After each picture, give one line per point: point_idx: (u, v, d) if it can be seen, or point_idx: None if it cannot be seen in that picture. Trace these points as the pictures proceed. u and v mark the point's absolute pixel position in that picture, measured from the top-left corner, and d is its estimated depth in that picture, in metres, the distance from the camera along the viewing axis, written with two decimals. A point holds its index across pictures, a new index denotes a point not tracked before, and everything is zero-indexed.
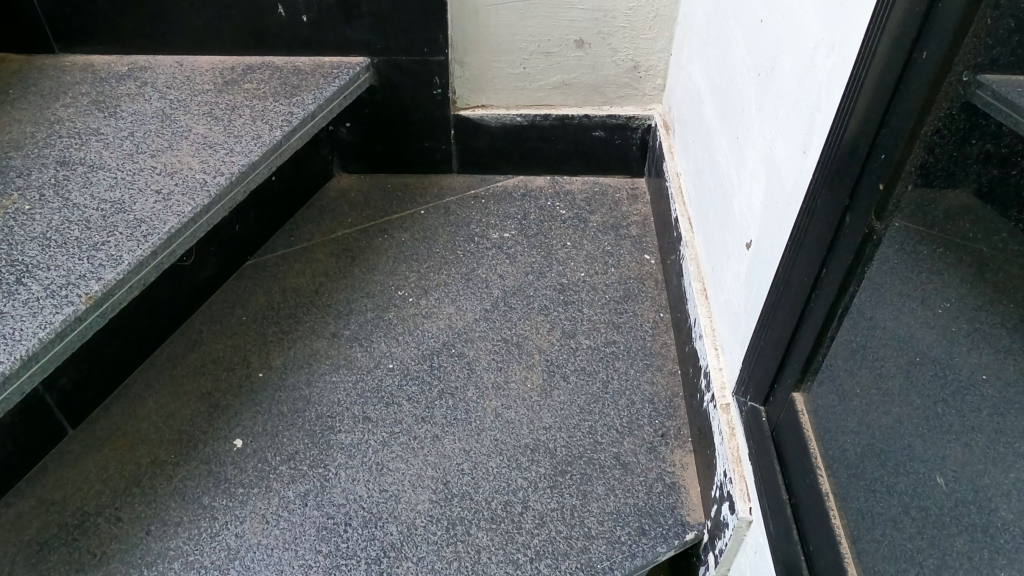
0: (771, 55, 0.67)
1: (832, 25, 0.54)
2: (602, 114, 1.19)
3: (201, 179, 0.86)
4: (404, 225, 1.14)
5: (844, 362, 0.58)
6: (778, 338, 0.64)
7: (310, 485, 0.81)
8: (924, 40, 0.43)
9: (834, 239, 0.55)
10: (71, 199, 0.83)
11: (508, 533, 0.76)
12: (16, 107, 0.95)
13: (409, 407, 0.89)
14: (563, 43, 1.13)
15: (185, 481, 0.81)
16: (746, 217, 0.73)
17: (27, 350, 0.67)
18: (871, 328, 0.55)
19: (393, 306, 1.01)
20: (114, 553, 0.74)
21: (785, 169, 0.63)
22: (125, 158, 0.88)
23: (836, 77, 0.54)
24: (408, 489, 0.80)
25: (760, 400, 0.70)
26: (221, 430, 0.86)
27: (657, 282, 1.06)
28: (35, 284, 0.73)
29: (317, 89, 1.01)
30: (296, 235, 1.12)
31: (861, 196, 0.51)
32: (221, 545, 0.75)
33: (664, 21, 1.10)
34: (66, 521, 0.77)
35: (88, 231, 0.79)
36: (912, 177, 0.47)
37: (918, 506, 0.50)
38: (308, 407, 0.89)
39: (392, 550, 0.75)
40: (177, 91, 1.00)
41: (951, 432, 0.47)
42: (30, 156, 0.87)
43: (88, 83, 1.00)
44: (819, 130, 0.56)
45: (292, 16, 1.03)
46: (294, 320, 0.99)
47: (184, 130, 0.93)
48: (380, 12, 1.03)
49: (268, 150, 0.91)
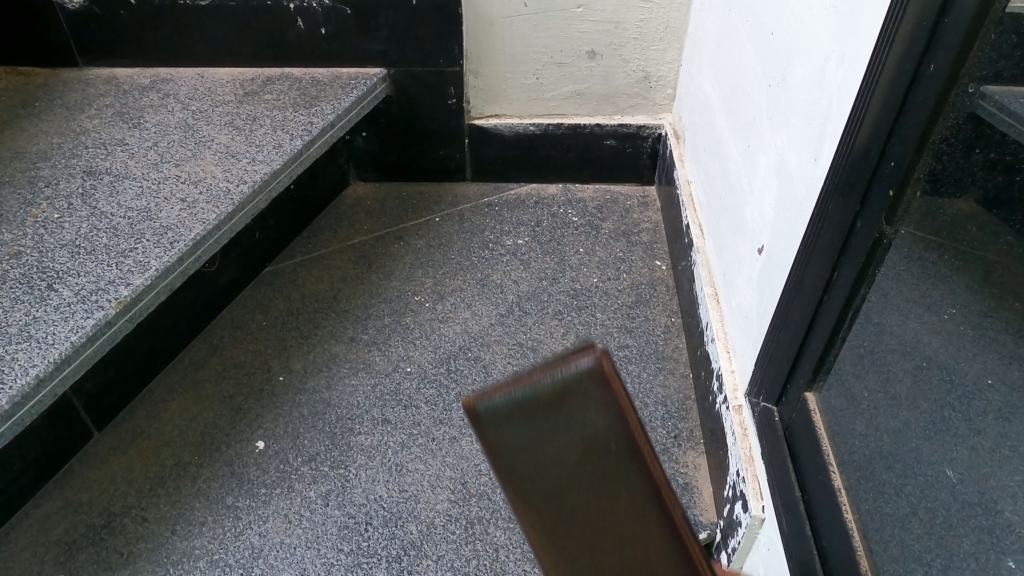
0: (782, 65, 0.69)
1: (843, 37, 0.56)
2: (613, 123, 1.22)
3: (225, 188, 0.88)
4: (419, 232, 1.17)
5: (852, 366, 0.61)
6: (791, 340, 0.66)
7: (331, 485, 0.83)
8: (931, 55, 0.46)
9: (845, 243, 0.57)
10: (98, 207, 0.85)
11: (525, 532, 0.78)
12: (43, 119, 0.97)
13: (427, 409, 0.91)
14: (575, 53, 1.15)
15: (208, 481, 0.83)
16: (758, 222, 0.75)
17: (60, 354, 0.69)
18: (880, 333, 0.57)
19: (411, 311, 1.03)
20: (140, 552, 0.76)
21: (797, 176, 0.65)
22: (150, 168, 0.91)
23: (847, 88, 0.56)
24: (427, 489, 0.82)
25: (772, 401, 0.72)
26: (243, 432, 0.88)
27: (668, 288, 1.08)
28: (66, 290, 0.75)
29: (337, 99, 1.03)
30: (313, 242, 1.15)
31: (872, 201, 0.54)
32: (245, 543, 0.77)
33: (674, 33, 1.12)
34: (93, 521, 0.79)
35: (116, 238, 0.81)
36: (921, 183, 0.49)
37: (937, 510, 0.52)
38: (329, 410, 0.91)
39: (412, 548, 0.77)
40: (199, 102, 1.03)
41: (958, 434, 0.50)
42: (58, 166, 0.90)
43: (112, 95, 1.03)
44: (830, 138, 0.58)
45: (311, 28, 1.05)
46: (313, 324, 1.01)
47: (207, 139, 0.96)
48: (396, 24, 1.06)
49: (289, 159, 0.94)
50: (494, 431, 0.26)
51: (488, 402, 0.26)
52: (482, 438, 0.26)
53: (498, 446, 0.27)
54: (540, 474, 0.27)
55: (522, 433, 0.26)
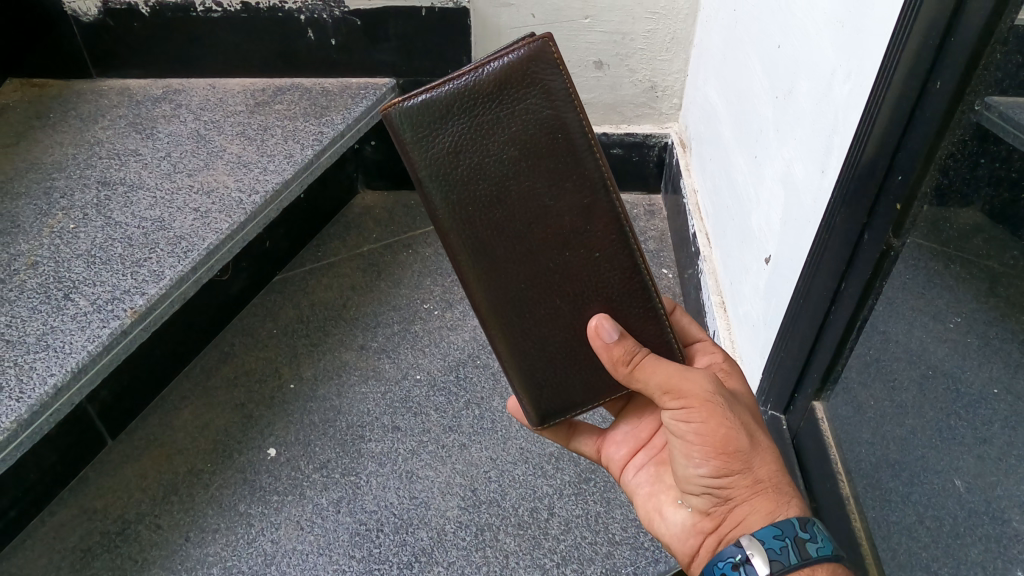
0: (789, 78, 0.70)
1: (849, 52, 0.57)
2: (620, 132, 1.22)
3: (237, 198, 0.90)
4: (428, 240, 1.18)
5: (859, 375, 0.65)
6: (798, 348, 0.67)
7: (342, 492, 0.84)
8: (937, 72, 0.47)
9: (853, 254, 0.58)
10: (113, 217, 0.86)
11: (535, 539, 0.79)
12: (57, 130, 0.99)
13: (437, 416, 0.92)
14: (582, 64, 1.16)
15: (221, 488, 0.84)
16: (765, 232, 0.76)
17: (78, 362, 0.70)
18: (886, 340, 0.62)
19: (419, 319, 1.04)
20: (154, 559, 0.77)
21: (803, 188, 0.66)
22: (163, 178, 0.92)
23: (853, 102, 0.57)
24: (437, 496, 0.83)
25: (780, 409, 0.73)
26: (254, 440, 0.89)
27: (675, 295, 1.08)
28: (83, 300, 0.76)
29: (347, 109, 1.05)
30: (323, 250, 1.16)
31: (880, 214, 0.55)
32: (258, 550, 0.78)
33: (680, 44, 1.13)
34: (107, 528, 0.80)
35: (131, 248, 0.82)
36: (927, 198, 0.52)
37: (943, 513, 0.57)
38: (339, 417, 0.92)
39: (423, 555, 0.78)
40: (211, 113, 1.04)
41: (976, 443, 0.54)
42: (72, 177, 0.91)
43: (125, 106, 1.04)
44: (837, 151, 0.59)
45: (321, 39, 1.07)
46: (323, 332, 1.02)
47: (219, 149, 0.97)
48: (405, 35, 1.07)
49: (300, 169, 0.95)
50: (407, 122, 0.50)
51: (403, 105, 0.50)
52: (401, 132, 0.51)
53: (438, 133, 0.50)
54: (462, 155, 0.50)
55: (457, 127, 0.50)
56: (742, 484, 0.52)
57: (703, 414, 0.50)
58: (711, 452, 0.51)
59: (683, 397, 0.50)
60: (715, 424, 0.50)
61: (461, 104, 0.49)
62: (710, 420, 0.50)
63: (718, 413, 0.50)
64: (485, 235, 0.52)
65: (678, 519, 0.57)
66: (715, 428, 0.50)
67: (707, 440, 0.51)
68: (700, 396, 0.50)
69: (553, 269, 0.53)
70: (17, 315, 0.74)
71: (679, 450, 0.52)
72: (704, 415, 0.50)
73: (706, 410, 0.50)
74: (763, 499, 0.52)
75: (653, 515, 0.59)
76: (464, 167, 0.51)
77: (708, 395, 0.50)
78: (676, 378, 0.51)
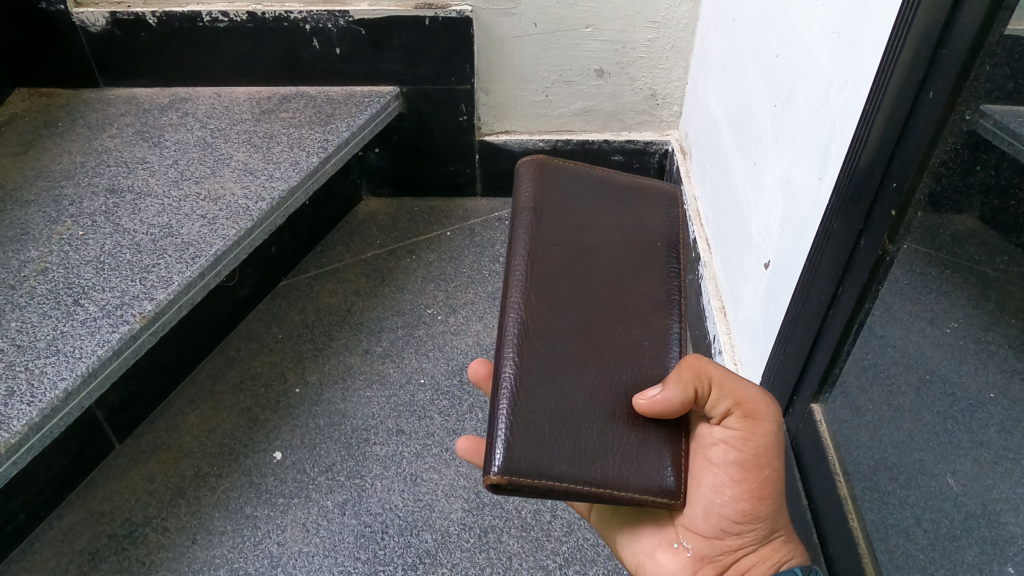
0: (787, 87, 0.71)
1: (845, 63, 0.59)
2: (621, 139, 1.24)
3: (244, 205, 0.91)
4: (430, 246, 1.19)
5: (857, 380, 0.67)
6: (797, 353, 0.68)
7: (347, 495, 0.85)
8: (930, 83, 0.49)
9: (849, 260, 0.59)
10: (121, 224, 0.87)
11: (537, 540, 0.80)
12: (65, 139, 1.00)
13: (440, 420, 0.93)
14: (583, 72, 1.17)
15: (227, 491, 0.85)
16: (764, 239, 0.77)
17: (88, 367, 0.71)
18: (883, 345, 0.64)
19: (423, 324, 1.06)
20: (162, 561, 0.78)
21: (801, 195, 0.67)
22: (170, 185, 0.93)
23: (849, 112, 0.58)
24: (441, 498, 0.84)
25: (778, 412, 0.74)
26: (260, 443, 0.90)
27: None
28: (92, 305, 0.77)
29: (352, 117, 1.06)
30: (328, 256, 1.17)
31: (875, 220, 0.56)
32: (264, 552, 0.79)
33: (681, 52, 1.14)
34: (115, 531, 0.81)
35: (139, 254, 0.83)
36: (921, 204, 0.54)
37: (941, 513, 0.59)
38: (344, 421, 0.93)
39: (427, 556, 0.79)
40: (217, 121, 1.05)
41: (973, 443, 0.57)
42: (80, 185, 0.92)
43: (132, 115, 1.05)
44: (834, 159, 0.60)
45: (325, 48, 1.08)
46: (327, 337, 1.04)
47: (225, 157, 0.98)
48: (409, 44, 1.08)
49: (306, 175, 0.96)
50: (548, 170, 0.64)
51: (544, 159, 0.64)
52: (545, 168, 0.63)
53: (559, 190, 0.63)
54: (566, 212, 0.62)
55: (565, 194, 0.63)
56: (760, 535, 0.55)
57: (763, 441, 0.54)
58: (750, 491, 0.54)
59: (749, 416, 0.54)
60: (762, 459, 0.54)
61: (582, 199, 0.63)
62: (763, 453, 0.54)
63: (769, 449, 0.55)
64: (562, 291, 0.57)
65: (672, 565, 0.56)
66: (765, 462, 0.55)
67: (752, 477, 0.54)
68: (761, 424, 0.55)
69: (602, 338, 0.56)
70: (28, 320, 0.75)
71: (715, 479, 0.54)
72: (758, 447, 0.54)
73: (763, 439, 0.55)
74: (771, 549, 0.56)
75: (641, 560, 0.58)
76: (565, 234, 0.60)
77: (767, 429, 0.55)
78: (751, 402, 0.55)
